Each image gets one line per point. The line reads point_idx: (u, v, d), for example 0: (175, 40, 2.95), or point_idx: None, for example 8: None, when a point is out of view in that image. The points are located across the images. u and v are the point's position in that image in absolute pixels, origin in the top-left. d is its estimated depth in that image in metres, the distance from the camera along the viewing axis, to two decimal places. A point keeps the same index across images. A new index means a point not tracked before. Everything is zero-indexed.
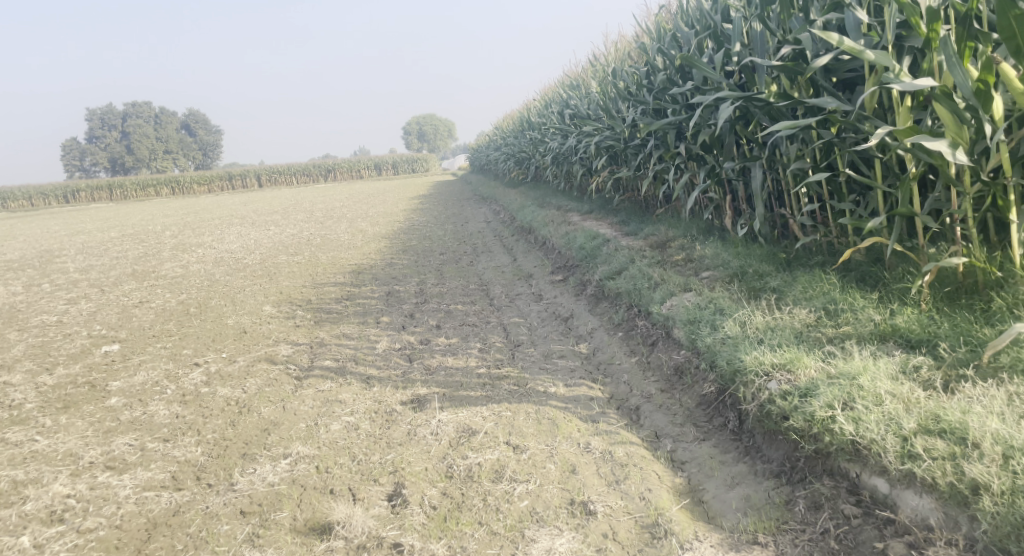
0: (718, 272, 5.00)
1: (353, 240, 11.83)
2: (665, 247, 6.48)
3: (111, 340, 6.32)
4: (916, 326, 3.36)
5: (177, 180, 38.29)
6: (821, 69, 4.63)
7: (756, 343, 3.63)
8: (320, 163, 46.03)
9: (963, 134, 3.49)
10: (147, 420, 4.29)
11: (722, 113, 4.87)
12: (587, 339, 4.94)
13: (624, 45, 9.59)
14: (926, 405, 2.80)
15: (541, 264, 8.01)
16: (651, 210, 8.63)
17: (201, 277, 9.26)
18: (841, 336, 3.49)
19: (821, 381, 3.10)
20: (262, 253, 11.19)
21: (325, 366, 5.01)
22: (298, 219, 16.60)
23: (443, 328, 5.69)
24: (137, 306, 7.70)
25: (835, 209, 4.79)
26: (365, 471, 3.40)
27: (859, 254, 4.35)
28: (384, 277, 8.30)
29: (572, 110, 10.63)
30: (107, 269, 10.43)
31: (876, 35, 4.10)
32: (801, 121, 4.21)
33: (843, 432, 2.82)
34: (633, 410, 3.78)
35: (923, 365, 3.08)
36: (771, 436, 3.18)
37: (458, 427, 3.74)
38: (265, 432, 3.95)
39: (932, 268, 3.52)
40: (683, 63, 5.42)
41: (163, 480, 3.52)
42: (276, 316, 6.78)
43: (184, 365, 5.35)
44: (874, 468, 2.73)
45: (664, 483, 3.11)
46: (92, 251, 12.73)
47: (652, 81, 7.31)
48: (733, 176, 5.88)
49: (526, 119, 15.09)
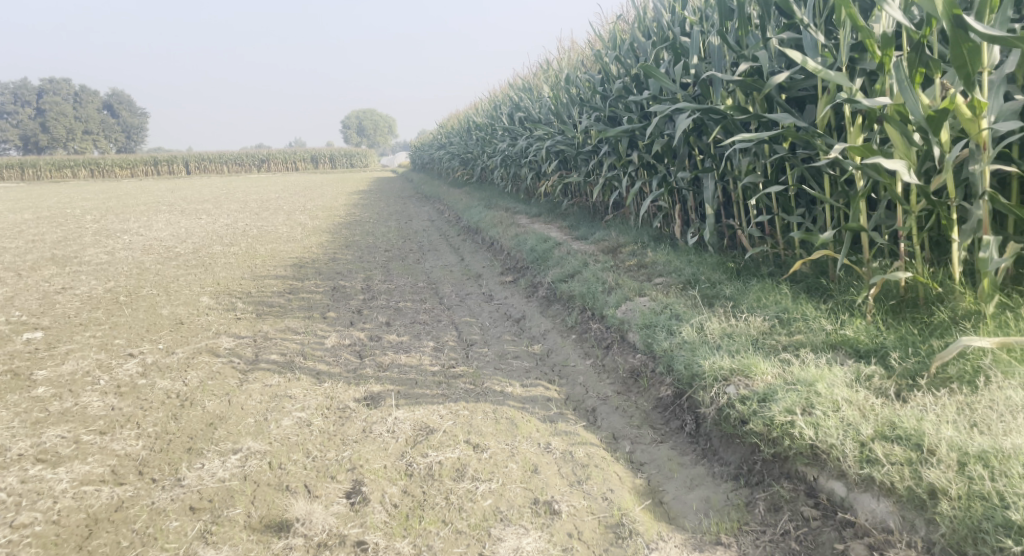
0: (671, 279, 5.11)
1: (292, 233, 11.52)
2: (616, 252, 6.57)
3: (33, 328, 5.95)
4: (865, 337, 3.52)
5: (100, 162, 36.48)
6: (776, 86, 4.78)
7: (713, 349, 3.72)
8: (255, 153, 44.78)
9: (912, 154, 3.64)
10: (79, 412, 4.06)
11: (680, 123, 4.97)
12: (541, 340, 4.96)
13: (578, 51, 9.68)
14: (882, 412, 2.93)
15: (490, 264, 7.99)
16: (599, 216, 8.75)
17: (130, 265, 8.84)
18: (795, 344, 3.62)
19: (779, 386, 3.21)
20: (195, 242, 10.77)
21: (271, 360, 4.86)
22: (231, 209, 16.05)
23: (394, 325, 5.61)
24: (60, 293, 7.28)
25: (784, 222, 4.96)
26: (321, 468, 3.32)
27: (806, 266, 4.51)
28: (327, 272, 8.12)
29: (523, 112, 10.67)
30: (24, 253, 9.84)
31: (831, 56, 4.26)
32: (758, 135, 4.32)
33: (803, 437, 2.93)
34: (590, 411, 3.81)
35: (875, 374, 3.22)
36: (728, 439, 3.27)
37: (416, 425, 3.70)
38: (211, 427, 3.80)
39: (879, 281, 3.68)
40: (642, 71, 5.51)
41: (103, 474, 3.34)
42: (215, 308, 6.54)
43: (117, 356, 5.09)
44: (832, 472, 2.84)
45: (626, 484, 3.14)
46: (6, 233, 11.98)
47: (606, 89, 7.40)
48: (684, 186, 6.02)
49: (472, 119, 15.05)
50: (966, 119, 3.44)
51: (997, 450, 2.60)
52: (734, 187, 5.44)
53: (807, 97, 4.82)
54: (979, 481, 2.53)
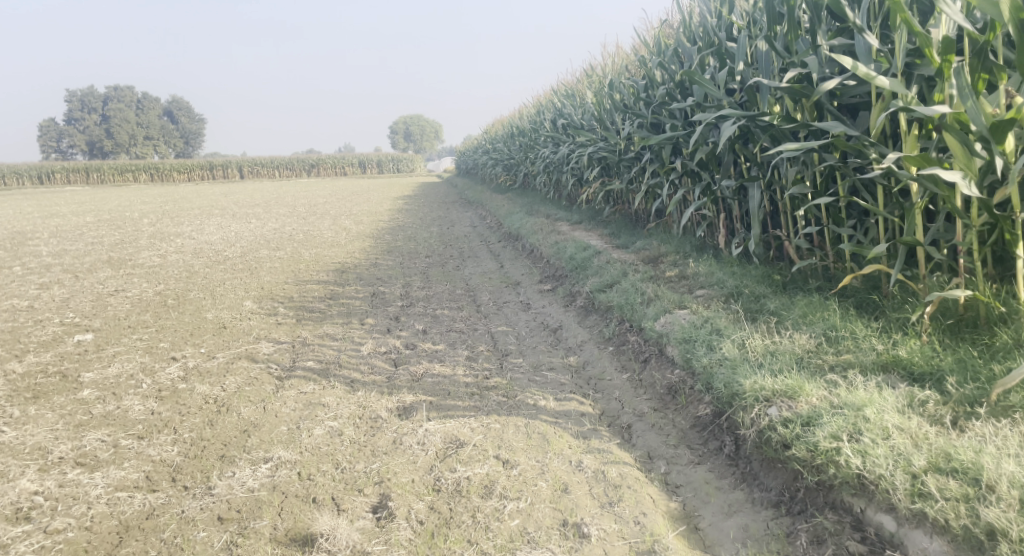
0: (713, 291, 4.96)
1: (337, 238, 11.64)
2: (657, 262, 6.43)
3: (85, 329, 6.11)
4: (919, 358, 3.33)
5: (158, 167, 37.65)
6: (826, 93, 4.59)
7: (755, 367, 3.57)
8: (305, 158, 45.66)
9: (973, 166, 3.43)
10: (121, 415, 4.13)
11: (723, 131, 4.82)
12: (577, 352, 4.87)
13: (622, 57, 9.56)
14: (936, 442, 2.75)
15: (529, 272, 7.93)
16: (642, 224, 8.61)
17: (179, 268, 9.04)
18: (842, 365, 3.44)
19: (824, 410, 3.06)
20: (244, 246, 10.98)
21: (308, 367, 4.87)
22: (280, 213, 16.34)
23: (430, 333, 5.58)
24: (113, 295, 7.49)
25: (833, 234, 4.75)
26: (349, 480, 3.29)
27: (857, 280, 4.30)
28: (368, 278, 8.16)
29: (566, 119, 10.59)
30: (82, 255, 10.16)
31: (885, 62, 4.07)
32: (806, 145, 4.15)
33: (849, 465, 2.77)
34: (625, 428, 3.70)
35: (930, 400, 3.04)
36: (769, 463, 3.12)
37: (446, 438, 3.64)
38: (245, 434, 3.81)
39: (936, 299, 3.47)
40: (685, 78, 5.37)
41: (137, 480, 3.37)
42: (257, 312, 6.61)
43: (160, 359, 5.18)
44: (880, 504, 2.68)
45: (659, 507, 3.03)
46: (67, 235, 12.40)
47: (650, 96, 7.26)
48: (729, 195, 5.85)
49: (515, 125, 15.05)
50: None
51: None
52: (781, 198, 5.25)
53: (860, 105, 4.62)
54: None
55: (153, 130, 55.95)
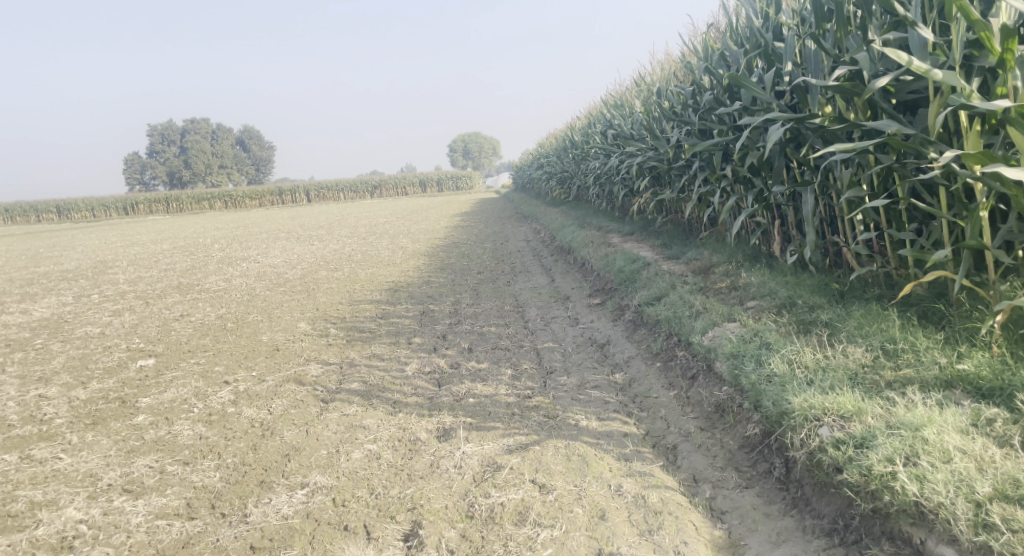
0: (765, 302, 4.74)
1: (394, 257, 11.73)
2: (708, 273, 6.23)
3: (147, 354, 6.25)
4: (986, 371, 3.07)
5: (231, 195, 39.02)
6: (879, 91, 4.31)
7: (806, 384, 3.36)
8: (367, 179, 46.64)
9: None
10: (170, 441, 4.11)
11: (770, 135, 4.59)
12: (623, 368, 4.70)
13: (670, 64, 9.35)
14: (1003, 466, 2.55)
15: (580, 285, 7.80)
16: (695, 234, 8.38)
17: (242, 292, 9.24)
18: (902, 381, 3.20)
19: (879, 430, 2.85)
20: (304, 268, 11.18)
21: (352, 389, 4.81)
22: (343, 235, 16.61)
23: (476, 351, 5.49)
24: (177, 320, 7.70)
25: (893, 238, 4.45)
26: (382, 506, 3.25)
27: (920, 287, 4.00)
28: (420, 296, 8.15)
29: (615, 130, 10.42)
30: (153, 281, 10.52)
31: (942, 55, 3.78)
32: (858, 146, 3.89)
33: (905, 492, 2.58)
34: (670, 449, 3.53)
35: (997, 418, 2.80)
36: (821, 488, 2.93)
37: (483, 461, 3.55)
38: (286, 458, 3.78)
39: (1006, 306, 3.19)
40: (730, 82, 5.15)
41: (177, 508, 3.40)
42: (310, 334, 6.66)
43: (213, 383, 5.12)
44: (942, 536, 2.49)
45: (702, 536, 2.88)
46: (142, 263, 12.87)
47: (697, 101, 7.05)
48: (782, 201, 5.60)
49: (568, 137, 14.93)
50: None
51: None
52: (836, 202, 4.97)
53: (918, 101, 4.32)
54: None
55: (225, 158, 58.17)
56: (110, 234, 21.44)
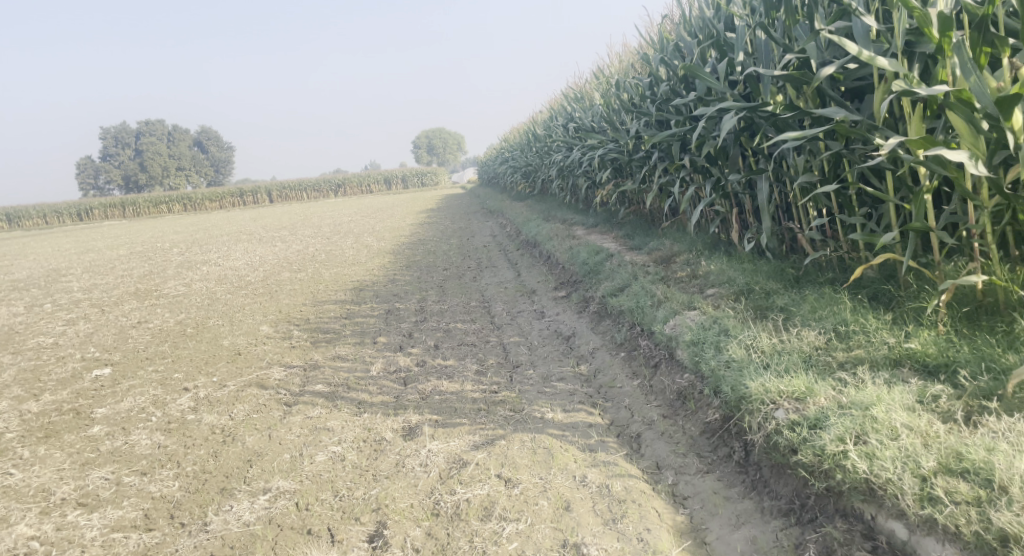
0: (724, 289, 4.81)
1: (358, 256, 11.63)
2: (670, 262, 6.30)
3: (103, 363, 6.11)
4: (933, 349, 3.17)
5: (190, 197, 38.26)
6: (827, 79, 4.39)
7: (762, 368, 3.42)
8: (331, 179, 46.14)
9: (979, 145, 3.20)
10: (127, 451, 4.03)
11: (724, 124, 4.65)
12: (588, 359, 4.74)
13: (628, 56, 9.41)
14: (947, 440, 2.62)
15: (545, 279, 7.83)
16: (657, 224, 8.47)
17: (203, 296, 9.08)
18: (853, 361, 3.28)
19: (832, 410, 2.92)
20: (266, 270, 11.02)
21: (316, 391, 4.76)
22: (306, 235, 16.41)
23: (442, 348, 5.48)
24: (134, 327, 7.53)
25: (845, 222, 4.54)
26: (346, 508, 3.24)
27: (871, 270, 4.09)
28: (385, 295, 8.11)
29: (576, 123, 10.47)
30: (110, 288, 10.28)
31: (885, 42, 3.86)
32: (808, 133, 3.95)
33: (856, 470, 2.65)
34: (634, 438, 3.57)
35: (942, 394, 2.89)
36: (779, 470, 2.99)
37: (449, 458, 3.55)
38: (248, 464, 3.73)
39: (949, 286, 3.27)
40: (684, 73, 5.20)
41: (134, 520, 3.35)
42: (273, 337, 6.57)
43: (172, 391, 5.02)
44: (891, 511, 2.56)
45: (665, 522, 2.92)
46: (97, 270, 12.56)
47: (654, 93, 7.11)
48: (739, 189, 5.68)
49: (530, 132, 14.95)
50: None
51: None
52: (790, 189, 5.05)
53: (865, 88, 4.40)
54: None
55: (182, 161, 57.00)
56: (65, 241, 20.91)
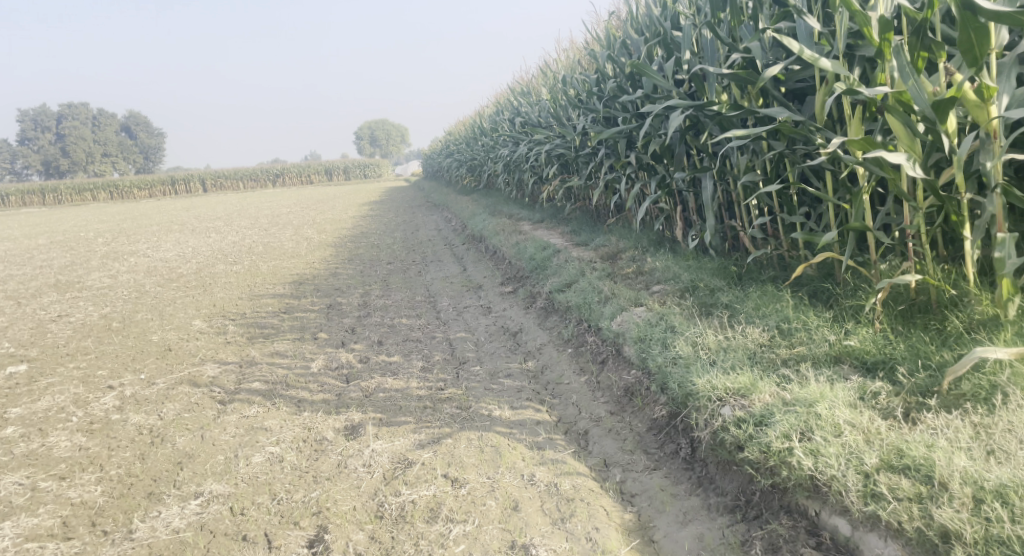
0: (669, 286, 4.85)
1: (297, 249, 11.32)
2: (616, 258, 6.33)
3: (19, 360, 5.74)
4: (871, 346, 3.24)
5: (117, 184, 36.61)
6: (770, 79, 4.44)
7: (708, 365, 3.45)
8: (269, 168, 44.94)
9: (916, 146, 3.23)
10: (44, 454, 3.78)
11: (670, 121, 4.66)
12: (535, 356, 4.70)
13: (575, 51, 9.42)
14: (888, 437, 2.67)
15: (491, 274, 7.77)
16: (603, 220, 8.52)
17: (130, 289, 8.66)
18: (796, 358, 3.33)
19: (776, 407, 2.95)
20: (199, 262, 10.60)
21: (254, 388, 4.58)
22: (242, 227, 15.89)
23: (385, 344, 5.35)
24: (54, 321, 7.12)
25: (786, 221, 4.62)
26: (285, 512, 3.11)
27: (811, 268, 4.17)
28: (325, 289, 7.89)
29: (522, 118, 10.43)
30: (27, 280, 9.71)
31: (828, 44, 3.91)
32: (752, 132, 3.98)
33: (801, 467, 2.68)
34: (581, 435, 3.54)
35: (882, 391, 2.95)
36: (724, 466, 3.01)
37: (393, 458, 3.46)
38: (178, 466, 3.55)
39: (886, 285, 3.34)
40: (631, 69, 5.19)
41: (52, 528, 3.14)
42: (206, 332, 6.31)
43: (96, 389, 4.75)
44: (834, 507, 2.59)
45: (613, 521, 2.90)
46: (14, 260, 11.85)
47: (601, 89, 7.11)
48: (683, 187, 5.72)
49: (476, 125, 14.86)
50: (972, 105, 3.03)
51: (1017, 484, 2.35)
52: (733, 187, 5.12)
53: (806, 89, 4.47)
54: (997, 522, 2.28)
55: (108, 147, 54.54)
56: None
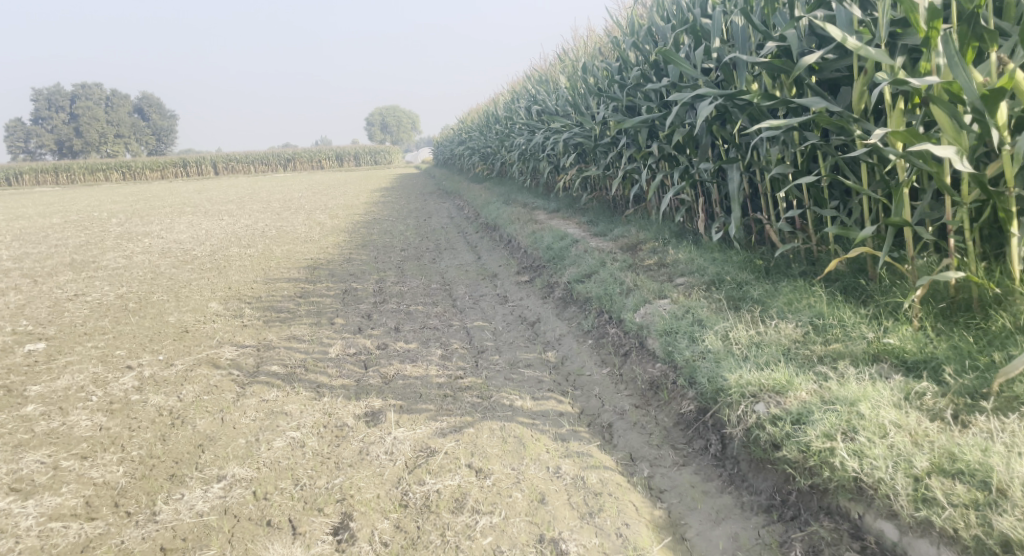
0: (694, 279, 4.78)
1: (311, 234, 11.28)
2: (636, 250, 6.26)
3: (37, 338, 5.72)
4: (911, 345, 3.17)
5: (129, 165, 36.65)
6: (805, 69, 4.33)
7: (741, 360, 3.39)
8: (280, 152, 44.97)
9: (963, 139, 3.15)
10: (65, 433, 3.76)
11: (701, 111, 4.55)
12: (555, 346, 4.64)
13: (595, 39, 9.30)
14: (938, 440, 2.61)
15: (507, 262, 7.71)
16: (620, 211, 8.45)
17: (144, 270, 8.65)
18: (832, 355, 3.27)
19: (815, 405, 2.90)
20: (213, 244, 10.58)
21: (272, 372, 4.55)
22: (254, 210, 15.86)
23: (403, 331, 5.31)
24: (71, 300, 7.11)
25: (816, 215, 4.54)
26: (308, 498, 3.08)
27: (842, 263, 4.08)
28: (340, 274, 7.85)
29: (540, 105, 10.34)
30: (43, 258, 9.71)
31: (869, 33, 3.80)
32: (787, 122, 3.88)
33: (845, 468, 2.62)
34: (605, 428, 3.49)
35: (927, 392, 2.88)
36: (758, 464, 2.96)
37: (416, 446, 3.41)
38: (199, 449, 3.52)
39: (927, 282, 3.26)
40: (660, 57, 5.08)
41: (75, 508, 3.11)
42: (222, 314, 6.28)
43: (115, 368, 4.74)
44: (880, 511, 2.53)
45: (643, 516, 2.85)
46: (28, 238, 11.87)
47: (624, 78, 7.01)
48: (708, 178, 5.63)
49: (490, 113, 14.77)
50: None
51: None
52: (761, 180, 5.03)
53: (841, 80, 4.37)
54: None
55: (122, 127, 54.65)
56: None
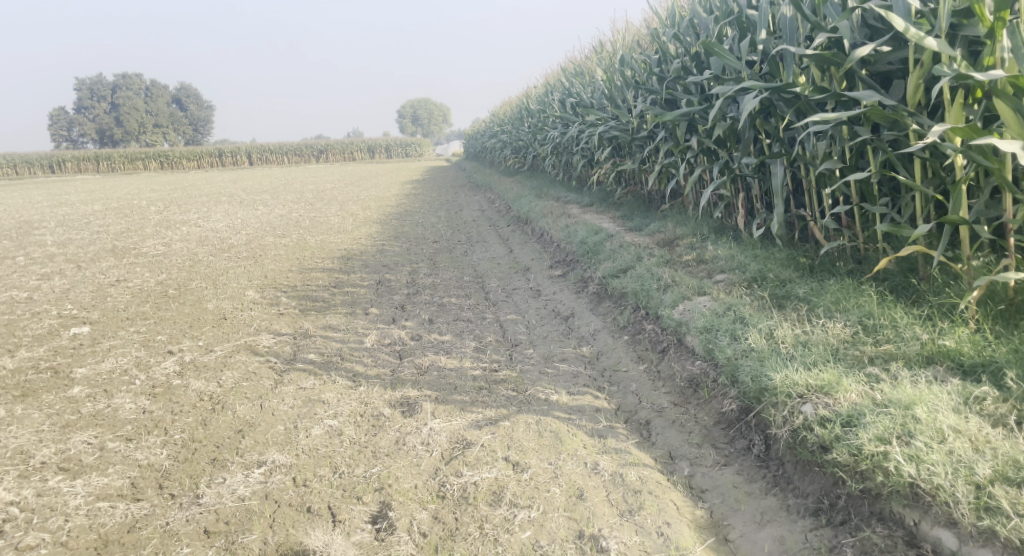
0: (734, 275, 4.69)
1: (344, 224, 11.35)
2: (673, 245, 6.17)
3: (81, 322, 5.83)
4: (967, 348, 3.06)
5: (167, 154, 37.30)
6: (857, 61, 4.21)
7: (786, 359, 3.31)
8: (313, 143, 45.42)
9: None
10: (110, 415, 3.81)
11: (746, 104, 4.45)
12: (590, 341, 4.59)
13: (633, 32, 9.19)
14: (1001, 447, 2.52)
15: (540, 256, 7.66)
16: (655, 206, 8.34)
17: (184, 257, 8.78)
18: (883, 356, 3.18)
19: (867, 407, 2.82)
20: (250, 233, 10.70)
21: (309, 360, 4.58)
22: (288, 200, 16.02)
23: (437, 323, 5.30)
24: (113, 285, 7.23)
25: (863, 213, 4.42)
26: (347, 486, 3.08)
27: (892, 262, 3.97)
28: (374, 265, 7.87)
29: (575, 99, 10.25)
30: (86, 244, 9.90)
31: (927, 24, 3.68)
32: (839, 116, 3.77)
33: (900, 473, 2.55)
34: (643, 425, 3.44)
35: (987, 397, 2.79)
36: (804, 467, 2.88)
37: (452, 437, 3.39)
38: (239, 435, 3.54)
39: (985, 282, 3.15)
40: (704, 49, 4.98)
41: (121, 488, 3.16)
42: (259, 302, 6.34)
43: (156, 353, 4.80)
44: (937, 518, 2.46)
45: (685, 516, 2.80)
46: (72, 224, 12.12)
47: (664, 70, 6.91)
48: (749, 174, 5.52)
49: (523, 106, 14.71)
50: None
51: None
52: (806, 176, 4.91)
53: (893, 73, 4.24)
54: None
55: (160, 117, 55.63)
56: (36, 193, 20.25)
